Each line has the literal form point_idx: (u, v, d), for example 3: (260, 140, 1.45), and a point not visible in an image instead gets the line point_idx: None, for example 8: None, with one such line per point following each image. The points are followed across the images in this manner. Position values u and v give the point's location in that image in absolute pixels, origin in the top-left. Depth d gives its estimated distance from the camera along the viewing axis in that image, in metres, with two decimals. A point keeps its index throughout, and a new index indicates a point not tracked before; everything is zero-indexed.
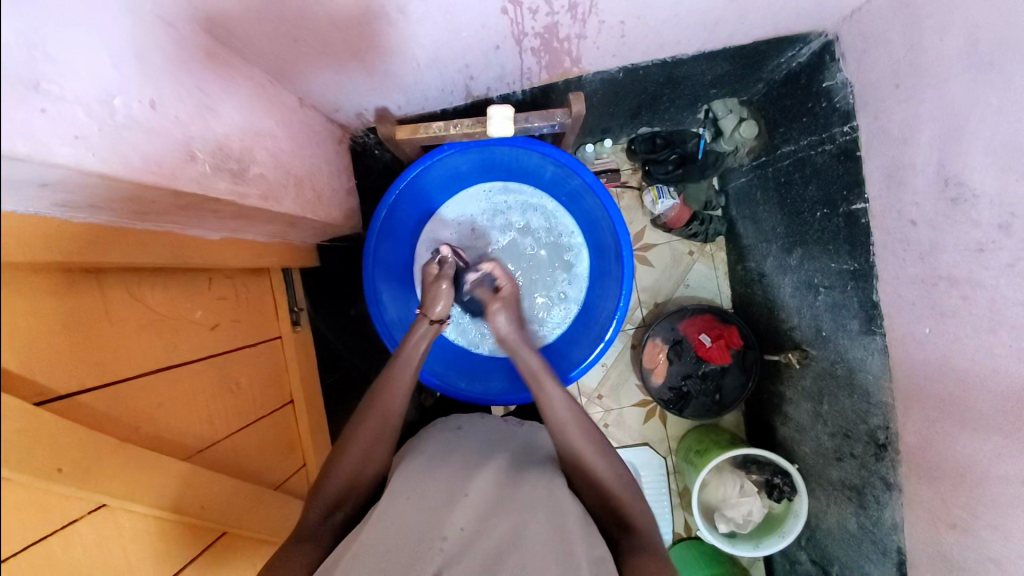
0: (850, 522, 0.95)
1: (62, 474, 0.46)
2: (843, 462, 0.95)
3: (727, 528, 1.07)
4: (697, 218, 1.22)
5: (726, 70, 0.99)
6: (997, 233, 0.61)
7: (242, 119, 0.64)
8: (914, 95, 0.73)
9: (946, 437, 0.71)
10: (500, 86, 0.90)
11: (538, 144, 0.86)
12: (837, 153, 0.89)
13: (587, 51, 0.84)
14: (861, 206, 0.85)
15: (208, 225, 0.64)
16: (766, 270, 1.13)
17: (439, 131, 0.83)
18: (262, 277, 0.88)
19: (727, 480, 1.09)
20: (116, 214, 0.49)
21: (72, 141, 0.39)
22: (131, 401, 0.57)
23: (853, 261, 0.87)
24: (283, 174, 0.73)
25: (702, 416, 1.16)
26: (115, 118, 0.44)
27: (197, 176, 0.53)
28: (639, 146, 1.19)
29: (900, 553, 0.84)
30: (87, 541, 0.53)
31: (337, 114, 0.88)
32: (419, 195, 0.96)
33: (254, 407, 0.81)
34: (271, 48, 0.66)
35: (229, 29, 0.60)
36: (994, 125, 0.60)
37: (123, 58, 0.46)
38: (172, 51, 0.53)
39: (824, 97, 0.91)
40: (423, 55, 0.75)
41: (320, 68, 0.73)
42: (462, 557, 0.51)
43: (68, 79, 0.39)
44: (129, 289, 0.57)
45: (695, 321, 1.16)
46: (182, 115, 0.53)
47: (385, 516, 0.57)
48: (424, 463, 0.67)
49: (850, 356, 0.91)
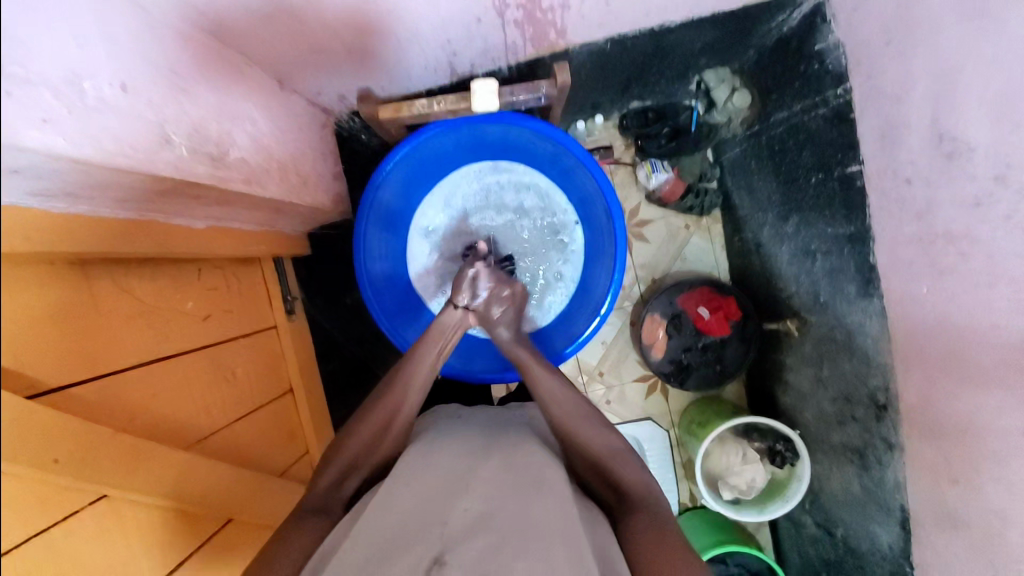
0: (853, 485, 0.95)
1: (58, 466, 0.46)
2: (845, 425, 0.95)
3: (732, 496, 1.09)
4: (691, 190, 1.19)
5: (714, 38, 0.97)
6: (993, 186, 0.60)
7: (218, 104, 0.63)
8: (907, 50, 0.71)
9: (947, 395, 0.71)
10: (485, 63, 0.89)
11: (525, 119, 0.85)
12: (830, 116, 0.88)
13: (572, 22, 0.83)
14: (856, 168, 0.83)
15: (193, 213, 0.63)
16: (762, 240, 1.11)
17: (422, 109, 0.81)
18: (253, 267, 0.87)
19: (730, 449, 1.10)
20: (95, 202, 0.48)
21: (39, 125, 0.38)
22: (124, 391, 0.57)
23: (849, 225, 0.86)
24: (265, 157, 0.73)
25: (704, 386, 1.17)
26: (82, 103, 0.42)
27: (173, 160, 0.53)
28: (631, 120, 1.16)
29: (903, 511, 0.84)
30: (89, 532, 0.54)
31: (319, 97, 0.87)
32: (408, 176, 0.94)
33: (252, 397, 0.81)
34: (244, 29, 0.64)
35: (200, 10, 0.59)
36: (988, 75, 0.59)
37: (89, 40, 0.45)
38: (140, 33, 0.52)
39: (816, 60, 0.89)
40: (402, 31, 0.74)
41: (297, 48, 0.72)
42: (464, 539, 0.49)
43: (30, 62, 0.38)
44: (115, 278, 0.56)
45: (693, 293, 1.15)
46: (152, 98, 0.51)
47: (385, 498, 0.57)
48: (424, 443, 0.68)
49: (849, 321, 0.90)
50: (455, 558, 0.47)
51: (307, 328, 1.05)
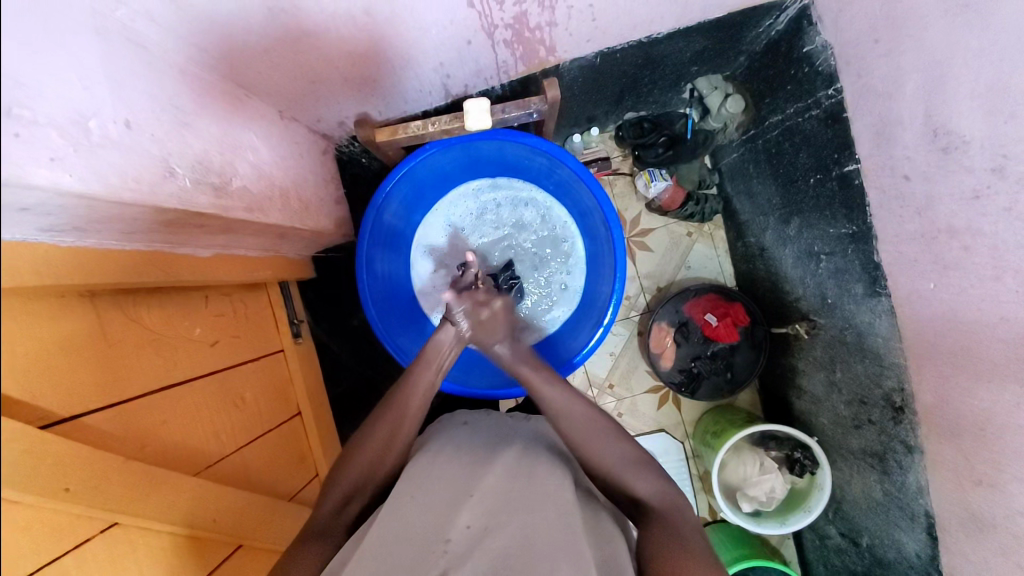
0: (875, 491, 0.92)
1: (69, 493, 0.46)
2: (862, 430, 0.93)
3: (751, 507, 1.06)
4: (691, 198, 1.19)
5: (704, 46, 0.98)
6: (990, 177, 0.60)
7: (220, 134, 0.66)
8: (895, 48, 0.72)
9: (962, 392, 0.69)
10: (478, 82, 0.91)
11: (520, 135, 0.86)
12: (824, 117, 0.88)
13: (560, 39, 0.85)
14: (853, 167, 0.83)
15: (198, 242, 0.65)
16: (766, 244, 1.11)
17: (418, 130, 0.84)
18: (260, 292, 0.89)
19: (746, 458, 1.08)
20: (102, 234, 0.50)
21: (48, 163, 0.40)
22: (135, 420, 0.58)
23: (851, 224, 0.85)
24: (267, 184, 0.75)
25: (714, 396, 1.15)
26: (89, 140, 0.44)
27: (176, 191, 0.55)
28: (626, 132, 1.17)
29: (927, 517, 0.81)
30: (101, 561, 0.54)
31: (319, 124, 0.90)
32: (408, 196, 0.96)
33: (261, 420, 0.82)
34: (241, 62, 0.67)
35: (200, 45, 0.61)
36: (978, 67, 0.59)
37: (95, 81, 0.47)
38: (142, 69, 0.54)
39: (806, 62, 0.89)
40: (395, 56, 0.76)
41: (295, 76, 0.74)
42: (465, 560, 0.49)
43: (39, 104, 0.40)
44: (124, 309, 0.58)
45: (700, 301, 1.15)
46: (155, 132, 0.54)
47: (391, 515, 0.56)
48: (428, 454, 0.67)
49: (858, 321, 0.88)
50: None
51: (314, 350, 1.06)
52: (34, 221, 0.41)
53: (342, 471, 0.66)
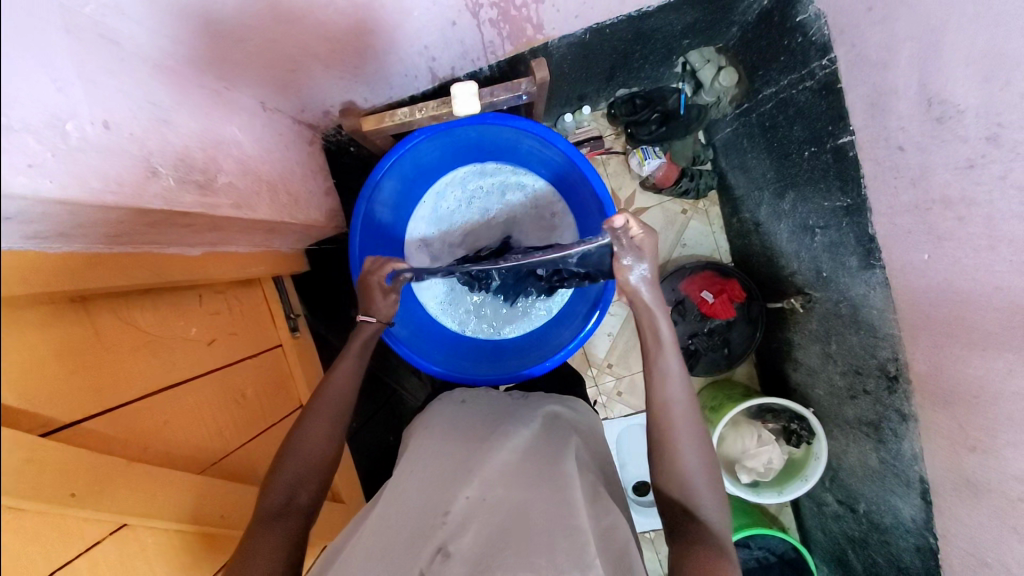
0: (871, 458, 0.94)
1: (76, 498, 0.47)
2: (857, 400, 0.94)
3: (750, 479, 1.08)
4: (686, 174, 1.18)
5: (694, 18, 0.96)
6: (985, 147, 0.59)
7: (202, 130, 0.64)
8: (889, 15, 0.70)
9: (956, 361, 0.70)
10: (465, 65, 0.89)
11: (508, 118, 0.84)
12: (818, 88, 0.86)
13: (547, 16, 0.83)
14: (847, 139, 0.82)
15: (187, 240, 0.64)
16: (760, 219, 1.10)
17: (405, 116, 0.85)
18: (254, 287, 0.88)
19: (744, 432, 1.10)
20: (83, 239, 0.49)
21: (26, 170, 0.39)
22: (137, 423, 0.58)
23: (846, 197, 0.85)
24: (253, 179, 0.74)
25: (712, 371, 1.18)
26: (66, 143, 0.43)
27: (160, 191, 0.54)
28: (619, 109, 1.15)
29: (922, 482, 0.83)
30: (112, 560, 0.55)
31: (303, 114, 0.88)
32: (396, 186, 0.94)
33: (264, 415, 0.83)
34: (214, 50, 0.64)
35: (173, 36, 0.59)
36: (972, 34, 0.58)
37: (69, 82, 0.45)
38: (116, 66, 0.52)
39: (799, 32, 0.87)
40: (378, 39, 0.74)
41: (273, 64, 0.72)
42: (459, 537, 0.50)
43: (17, 110, 0.38)
44: (117, 311, 0.57)
45: (695, 279, 1.15)
46: (137, 131, 0.53)
47: (392, 498, 0.58)
48: (430, 441, 0.68)
49: (852, 293, 0.89)
50: (458, 548, 0.48)
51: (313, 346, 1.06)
52: (20, 229, 0.40)
53: (300, 439, 0.63)
